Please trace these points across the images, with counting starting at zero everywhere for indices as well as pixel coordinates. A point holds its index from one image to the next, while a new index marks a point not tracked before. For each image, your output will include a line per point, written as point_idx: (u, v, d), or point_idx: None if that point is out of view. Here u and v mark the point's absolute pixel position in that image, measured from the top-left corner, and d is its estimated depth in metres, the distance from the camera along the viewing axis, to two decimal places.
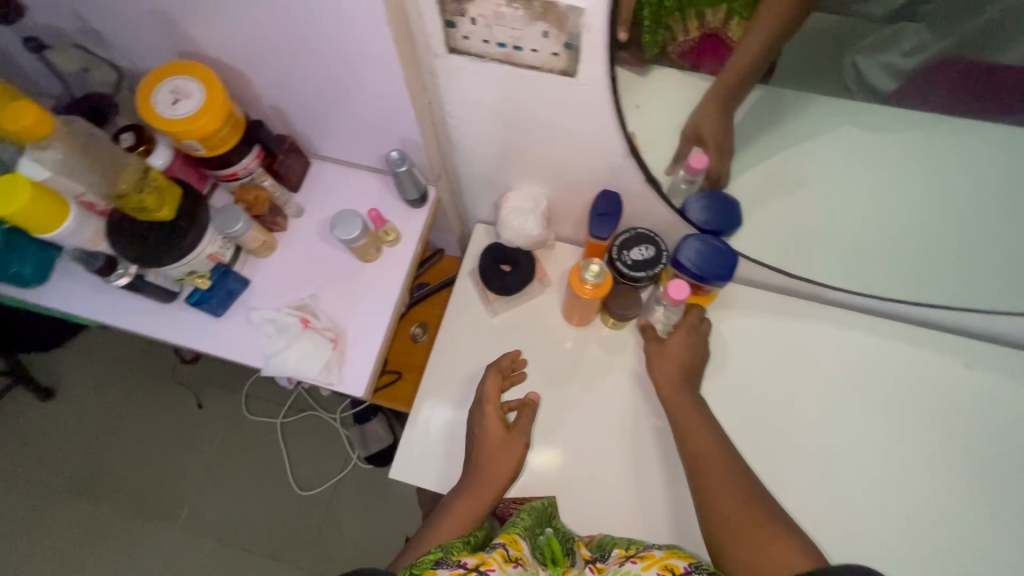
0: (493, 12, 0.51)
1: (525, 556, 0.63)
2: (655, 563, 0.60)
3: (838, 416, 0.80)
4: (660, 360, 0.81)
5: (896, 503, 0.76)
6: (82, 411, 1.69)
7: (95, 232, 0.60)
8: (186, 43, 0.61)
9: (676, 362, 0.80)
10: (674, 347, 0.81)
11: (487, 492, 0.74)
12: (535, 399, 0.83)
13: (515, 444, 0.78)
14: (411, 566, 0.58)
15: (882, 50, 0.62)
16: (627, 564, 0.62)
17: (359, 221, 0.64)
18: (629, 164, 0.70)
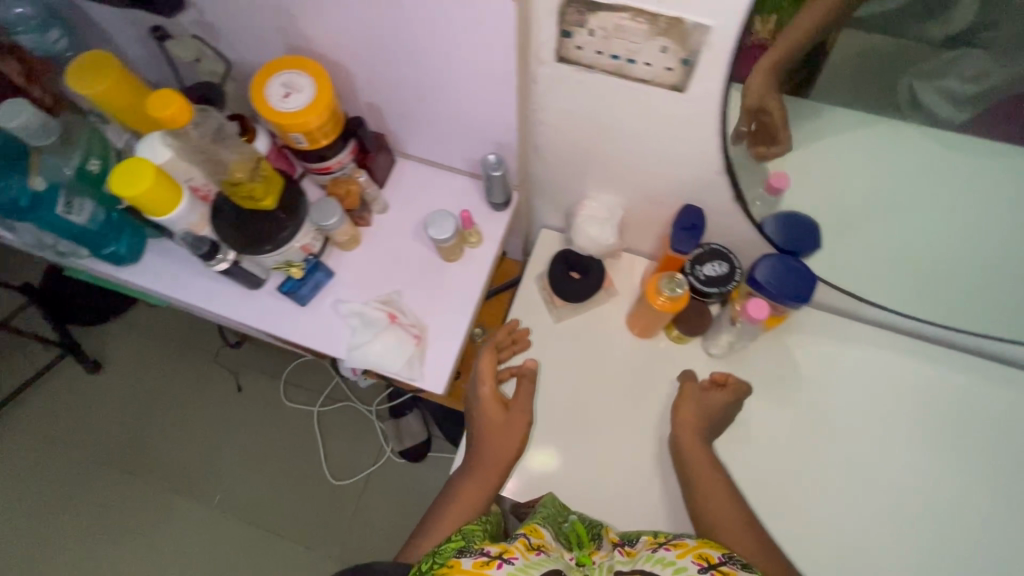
0: (615, 25, 0.52)
1: (547, 542, 0.61)
2: (689, 553, 0.55)
3: (907, 446, 0.79)
4: (697, 410, 0.78)
5: (957, 540, 0.75)
6: (126, 385, 1.73)
7: (200, 218, 0.62)
8: (301, 40, 0.63)
9: (715, 417, 0.78)
10: (714, 401, 0.79)
11: (492, 472, 0.75)
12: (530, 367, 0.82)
13: (514, 418, 0.78)
14: (433, 557, 0.55)
15: (938, 76, 0.65)
16: (659, 550, 0.57)
17: (452, 223, 0.65)
18: (718, 180, 0.70)
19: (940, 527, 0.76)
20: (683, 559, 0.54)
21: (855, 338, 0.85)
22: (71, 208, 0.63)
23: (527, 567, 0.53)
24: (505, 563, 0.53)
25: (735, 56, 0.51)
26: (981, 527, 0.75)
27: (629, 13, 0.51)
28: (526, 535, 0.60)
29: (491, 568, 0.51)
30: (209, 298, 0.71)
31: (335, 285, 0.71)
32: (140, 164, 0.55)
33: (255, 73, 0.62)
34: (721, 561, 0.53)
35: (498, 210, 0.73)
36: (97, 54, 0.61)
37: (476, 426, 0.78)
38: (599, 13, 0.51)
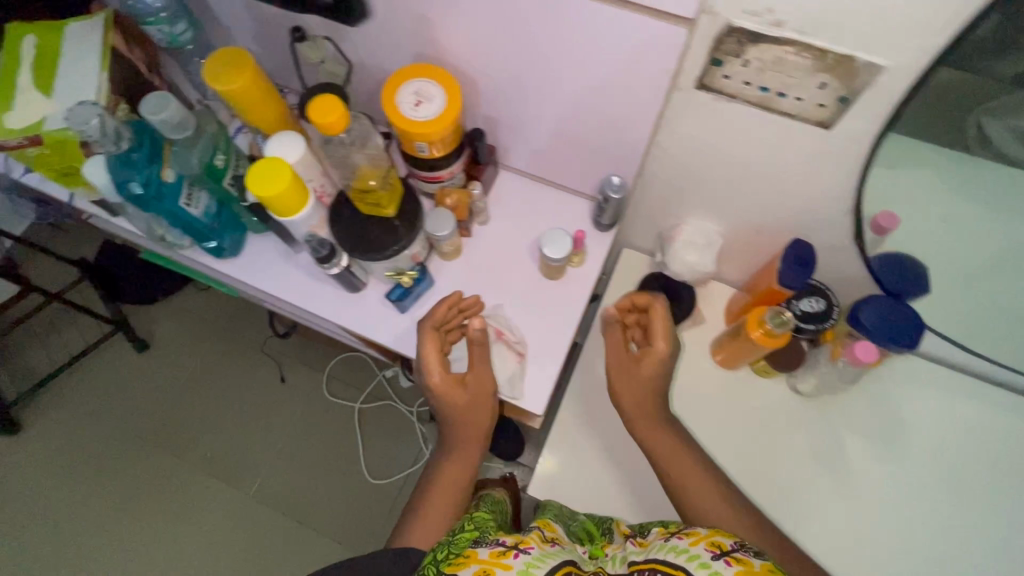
0: (776, 58, 0.50)
1: (559, 536, 0.62)
2: (701, 540, 0.51)
3: (993, 499, 0.78)
4: (632, 386, 0.70)
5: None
6: (171, 367, 1.74)
7: (320, 220, 0.62)
8: (433, 49, 0.62)
9: (652, 386, 0.70)
10: (648, 368, 0.69)
11: (470, 450, 0.69)
12: (480, 328, 0.63)
13: (479, 390, 0.66)
14: (448, 548, 0.55)
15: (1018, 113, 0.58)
16: (673, 540, 0.53)
17: (569, 243, 0.64)
18: (837, 218, 0.68)
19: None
20: (696, 546, 0.50)
21: (943, 385, 0.83)
22: (190, 200, 0.63)
23: (541, 558, 0.53)
24: (522, 553, 0.53)
25: (900, 99, 0.50)
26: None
27: (795, 48, 0.49)
28: (539, 530, 0.61)
29: (508, 559, 0.52)
30: (314, 300, 0.72)
31: (435, 294, 0.71)
32: (278, 165, 0.55)
33: (385, 78, 0.61)
34: (735, 548, 0.49)
35: (602, 231, 0.73)
36: (236, 49, 0.61)
37: (437, 410, 0.67)
38: (761, 45, 0.50)
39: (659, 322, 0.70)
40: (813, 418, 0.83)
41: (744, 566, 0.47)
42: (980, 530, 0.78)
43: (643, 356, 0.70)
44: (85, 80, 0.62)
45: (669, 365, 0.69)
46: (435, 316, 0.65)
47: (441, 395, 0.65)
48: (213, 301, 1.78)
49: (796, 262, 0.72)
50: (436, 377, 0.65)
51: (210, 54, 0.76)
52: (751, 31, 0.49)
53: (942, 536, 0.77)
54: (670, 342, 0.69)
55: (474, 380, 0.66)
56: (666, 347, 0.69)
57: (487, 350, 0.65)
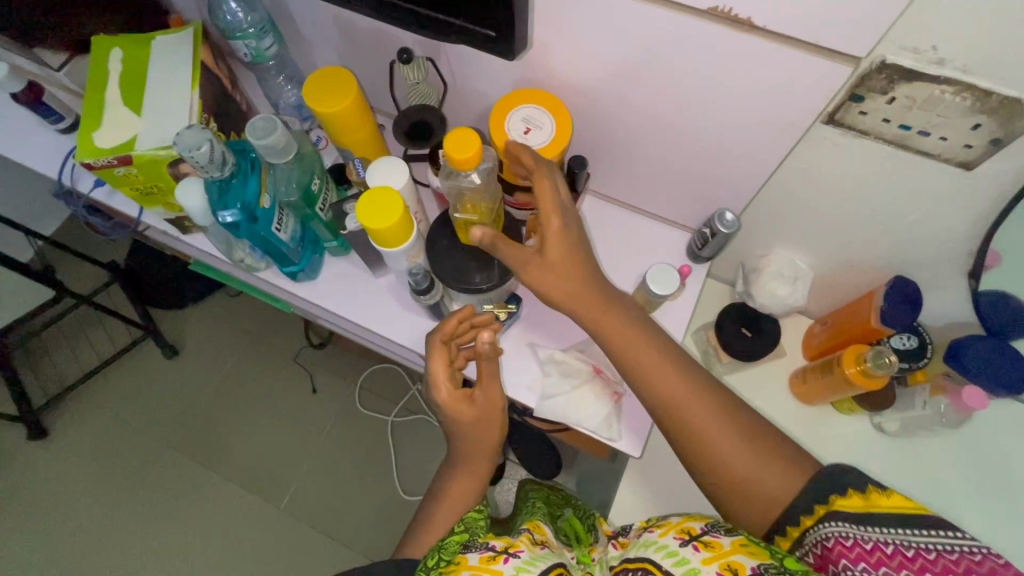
0: (929, 97, 0.48)
1: (549, 539, 0.58)
2: (673, 529, 0.45)
3: None
4: (550, 279, 0.53)
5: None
6: (200, 376, 1.70)
7: (417, 249, 0.59)
8: (542, 75, 0.59)
9: (566, 272, 0.53)
10: (555, 252, 0.53)
11: (481, 467, 0.66)
12: (483, 342, 0.56)
13: (488, 406, 0.62)
14: (439, 554, 0.53)
15: None
16: (645, 535, 0.47)
17: (677, 277, 0.62)
18: (955, 256, 0.64)
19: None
20: (665, 536, 0.44)
21: None
22: (281, 226, 0.60)
23: (532, 561, 0.49)
24: (511, 557, 0.50)
25: None
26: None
27: (953, 87, 0.46)
28: (529, 531, 0.57)
29: (497, 563, 0.49)
30: (401, 332, 0.69)
31: (525, 325, 0.68)
32: (388, 196, 0.52)
33: (491, 106, 0.59)
34: (704, 530, 0.44)
35: (697, 263, 0.70)
36: (336, 69, 0.58)
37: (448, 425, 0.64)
38: (915, 83, 0.47)
39: (540, 193, 0.52)
40: (901, 459, 0.80)
41: (713, 550, 0.41)
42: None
43: (542, 240, 0.53)
44: (176, 98, 0.60)
45: (570, 233, 0.54)
46: (444, 329, 0.60)
47: (449, 412, 0.62)
48: (245, 309, 1.75)
49: (898, 299, 0.69)
50: (443, 393, 0.61)
51: (291, 70, 0.73)
52: (907, 69, 0.46)
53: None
54: (561, 208, 0.53)
55: (482, 397, 0.61)
56: (561, 218, 0.53)
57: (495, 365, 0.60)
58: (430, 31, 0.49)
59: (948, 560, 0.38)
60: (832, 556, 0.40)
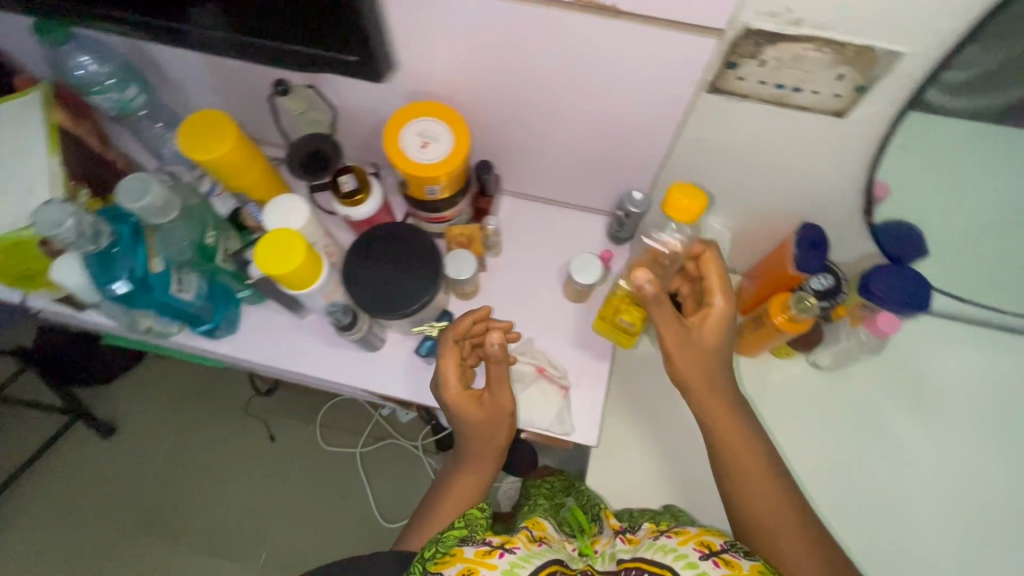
0: (795, 55, 0.50)
1: (548, 535, 0.58)
2: (692, 539, 0.52)
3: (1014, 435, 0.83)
4: (697, 354, 0.60)
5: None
6: (146, 448, 1.58)
7: (332, 283, 0.58)
8: (429, 84, 0.58)
9: (714, 352, 0.60)
10: (712, 331, 0.60)
11: (485, 466, 0.65)
12: (495, 344, 0.56)
13: (497, 408, 0.61)
14: (435, 547, 0.54)
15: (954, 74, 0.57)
16: (661, 539, 0.54)
17: (600, 264, 0.62)
18: (850, 198, 0.68)
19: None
20: (686, 545, 0.51)
21: (954, 333, 0.87)
22: (182, 286, 0.56)
23: (527, 558, 0.51)
24: (507, 553, 0.52)
25: (916, 83, 0.50)
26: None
27: (814, 43, 0.49)
28: (527, 528, 0.58)
29: (493, 558, 0.50)
30: (335, 370, 0.66)
31: None
32: (288, 236, 0.50)
33: (385, 122, 0.57)
34: (724, 548, 0.51)
35: (619, 245, 0.71)
36: (211, 112, 0.55)
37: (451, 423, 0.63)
38: (779, 44, 0.49)
39: (714, 273, 0.60)
40: (838, 390, 0.85)
41: (733, 568, 0.48)
42: (1013, 468, 0.82)
43: (704, 316, 0.60)
44: (35, 171, 0.56)
45: (728, 321, 0.60)
46: (457, 329, 0.59)
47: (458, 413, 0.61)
48: (180, 369, 1.64)
49: (809, 245, 0.72)
50: (452, 392, 0.60)
51: (167, 116, 0.68)
52: (770, 32, 0.48)
53: (979, 480, 0.81)
54: (729, 297, 0.60)
55: (491, 399, 0.61)
56: (726, 302, 0.60)
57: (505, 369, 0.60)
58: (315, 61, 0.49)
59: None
60: None
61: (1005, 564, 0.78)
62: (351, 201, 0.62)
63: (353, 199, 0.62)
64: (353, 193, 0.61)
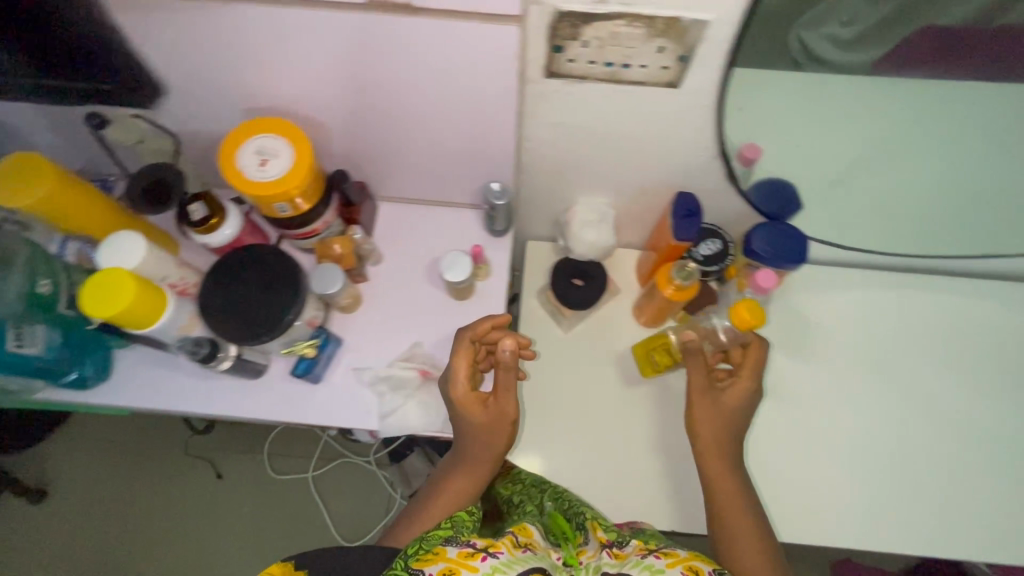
0: (611, 33, 0.50)
1: (535, 541, 0.56)
2: (680, 563, 0.53)
3: (913, 372, 0.85)
4: (710, 416, 0.71)
5: (984, 441, 0.82)
6: (83, 508, 1.49)
7: (188, 317, 0.56)
8: (261, 99, 0.56)
9: (733, 420, 0.72)
10: (734, 399, 0.72)
11: (477, 471, 0.62)
12: (507, 349, 0.59)
13: (500, 415, 0.62)
14: (418, 542, 0.53)
15: (822, 21, 0.56)
16: (650, 558, 0.54)
17: (468, 261, 0.62)
18: (711, 165, 0.70)
19: (962, 435, 0.82)
20: (674, 569, 0.52)
21: (846, 280, 0.90)
22: (21, 341, 0.56)
23: (511, 562, 0.50)
24: (489, 556, 0.50)
25: (731, 48, 0.51)
26: (992, 426, 0.83)
27: (625, 20, 0.49)
28: (512, 532, 0.56)
29: (475, 560, 0.49)
30: (218, 402, 0.63)
31: (351, 352, 0.66)
32: (112, 274, 0.47)
33: (220, 144, 0.55)
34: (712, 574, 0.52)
35: (500, 238, 0.71)
36: (30, 156, 0.53)
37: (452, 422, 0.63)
38: (594, 24, 0.50)
39: (752, 355, 0.73)
40: None
41: None
42: (919, 403, 0.84)
43: (732, 385, 0.73)
44: None
45: (752, 397, 0.73)
46: (475, 330, 0.63)
47: (460, 410, 0.61)
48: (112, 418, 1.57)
49: (684, 213, 0.74)
50: (459, 391, 0.61)
51: None
52: (581, 12, 0.49)
53: (888, 419, 0.83)
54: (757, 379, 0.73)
55: (496, 404, 0.62)
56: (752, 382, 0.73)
57: (512, 378, 0.62)
58: (149, 82, 0.53)
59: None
60: None
61: (921, 498, 0.80)
62: (205, 229, 0.60)
63: (209, 226, 0.60)
64: (205, 220, 0.59)
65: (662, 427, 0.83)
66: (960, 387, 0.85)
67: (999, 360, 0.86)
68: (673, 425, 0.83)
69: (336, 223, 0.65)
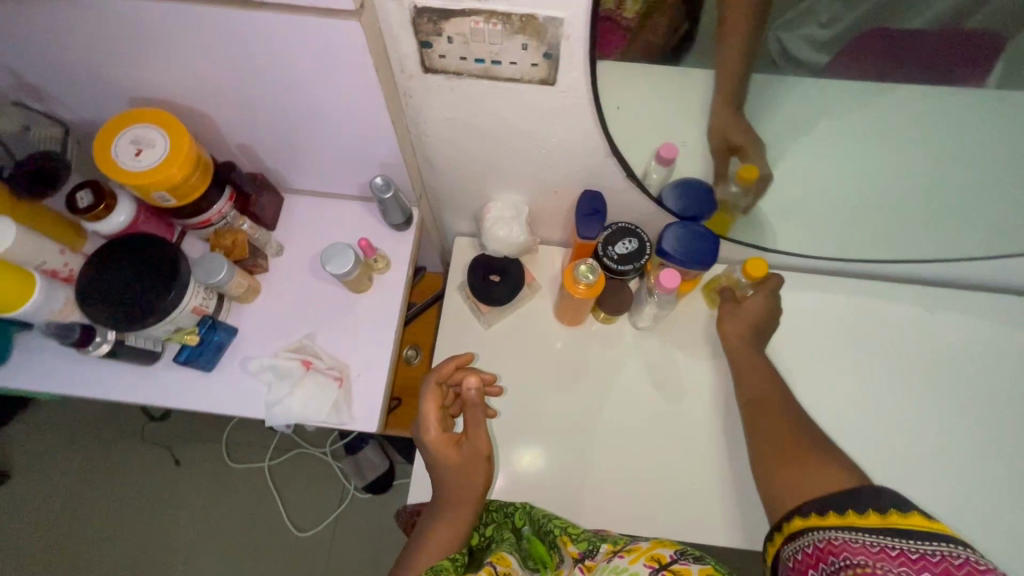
0: (471, 29, 0.51)
1: (514, 570, 0.64)
2: (642, 555, 0.58)
3: (839, 375, 0.83)
4: (736, 320, 0.81)
5: (910, 447, 0.79)
6: (24, 497, 1.41)
7: (64, 303, 0.58)
8: (139, 88, 0.57)
9: (749, 324, 0.81)
10: (751, 307, 0.81)
11: (461, 514, 0.70)
12: (472, 388, 0.68)
13: (474, 453, 0.71)
14: None
15: (799, 24, 0.57)
16: (615, 560, 0.60)
17: (351, 253, 0.64)
18: (610, 163, 0.70)
19: (887, 443, 0.79)
20: (636, 563, 0.57)
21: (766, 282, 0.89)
22: None
23: None
24: None
25: (593, 41, 0.51)
26: (916, 435, 0.80)
27: (482, 16, 0.50)
28: (492, 564, 0.63)
29: None
30: (110, 386, 0.65)
31: (243, 340, 0.67)
32: None
33: (99, 134, 0.57)
34: (673, 559, 0.56)
35: (401, 231, 0.72)
36: None
37: (432, 467, 0.71)
38: (453, 20, 0.50)
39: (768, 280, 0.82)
40: (659, 347, 0.87)
41: None
42: (843, 408, 0.81)
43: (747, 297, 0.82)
44: None
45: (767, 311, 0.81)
46: (440, 372, 0.71)
47: (436, 452, 0.69)
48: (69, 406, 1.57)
49: (587, 212, 0.75)
50: (433, 434, 0.70)
51: None
52: (438, 8, 0.49)
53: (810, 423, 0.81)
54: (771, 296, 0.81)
55: (468, 442, 0.71)
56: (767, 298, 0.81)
57: (479, 414, 0.72)
58: (27, 73, 0.55)
59: (952, 563, 0.51)
60: (826, 551, 0.56)
61: None
62: (93, 217, 0.61)
63: (97, 212, 0.61)
64: (91, 207, 0.60)
65: (574, 424, 0.82)
66: (885, 394, 0.82)
67: (925, 367, 0.83)
68: (591, 423, 0.82)
69: (231, 211, 0.66)
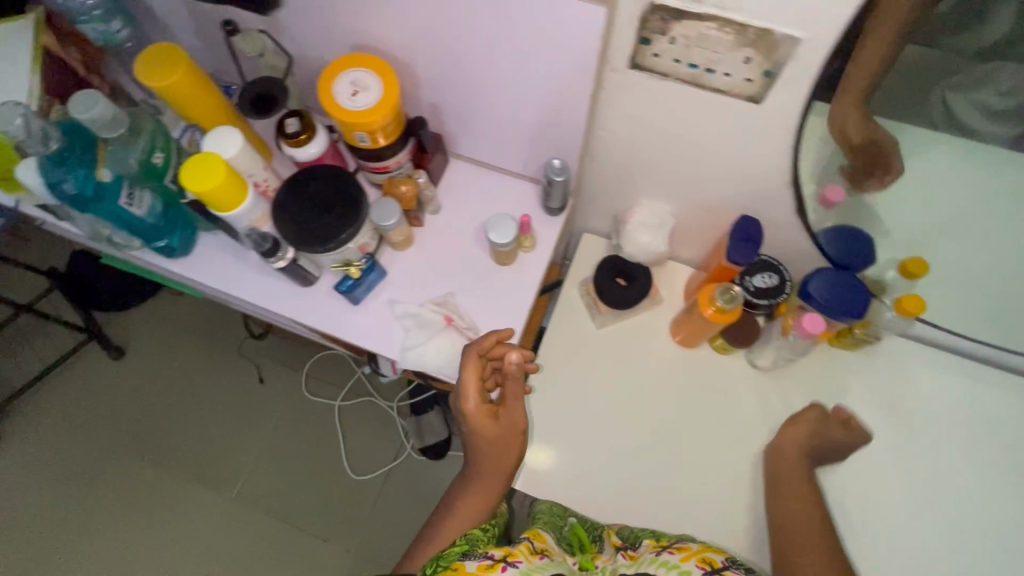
0: (700, 34, 0.51)
1: (549, 547, 0.64)
2: (693, 555, 0.60)
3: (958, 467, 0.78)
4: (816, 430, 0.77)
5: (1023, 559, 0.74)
6: (132, 375, 1.56)
7: (261, 214, 0.64)
8: (367, 38, 0.62)
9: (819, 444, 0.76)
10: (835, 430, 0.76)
11: (495, 482, 0.71)
12: (512, 363, 0.64)
13: (511, 425, 0.69)
14: (438, 560, 0.60)
15: (989, 87, 0.75)
16: (663, 554, 0.62)
17: (513, 226, 0.66)
18: (780, 191, 0.68)
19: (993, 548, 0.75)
20: (687, 563, 0.59)
21: (905, 354, 0.84)
22: (133, 201, 0.64)
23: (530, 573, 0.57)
24: (509, 567, 0.58)
25: (821, 66, 0.50)
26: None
27: (717, 23, 0.50)
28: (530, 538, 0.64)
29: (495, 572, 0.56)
30: (268, 295, 0.71)
31: (389, 284, 0.72)
32: (211, 159, 0.57)
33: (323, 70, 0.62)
34: (723, 565, 0.58)
35: (552, 215, 0.74)
36: (170, 46, 0.61)
37: (466, 434, 0.69)
38: (684, 22, 0.50)
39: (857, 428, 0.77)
40: (771, 390, 0.83)
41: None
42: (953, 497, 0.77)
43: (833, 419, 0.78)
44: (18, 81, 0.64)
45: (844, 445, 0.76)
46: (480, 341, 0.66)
47: (472, 422, 0.66)
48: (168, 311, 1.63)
49: (740, 236, 0.73)
50: (471, 405, 0.66)
51: None
52: (676, 9, 0.50)
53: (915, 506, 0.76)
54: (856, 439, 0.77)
55: (507, 415, 0.68)
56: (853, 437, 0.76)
57: (520, 389, 0.67)
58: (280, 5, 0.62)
59: None
60: None
61: None
62: (295, 142, 0.67)
63: (299, 140, 0.66)
64: (297, 134, 0.66)
65: (668, 442, 0.81)
66: (1005, 497, 0.77)
67: None
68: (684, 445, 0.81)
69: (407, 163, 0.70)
